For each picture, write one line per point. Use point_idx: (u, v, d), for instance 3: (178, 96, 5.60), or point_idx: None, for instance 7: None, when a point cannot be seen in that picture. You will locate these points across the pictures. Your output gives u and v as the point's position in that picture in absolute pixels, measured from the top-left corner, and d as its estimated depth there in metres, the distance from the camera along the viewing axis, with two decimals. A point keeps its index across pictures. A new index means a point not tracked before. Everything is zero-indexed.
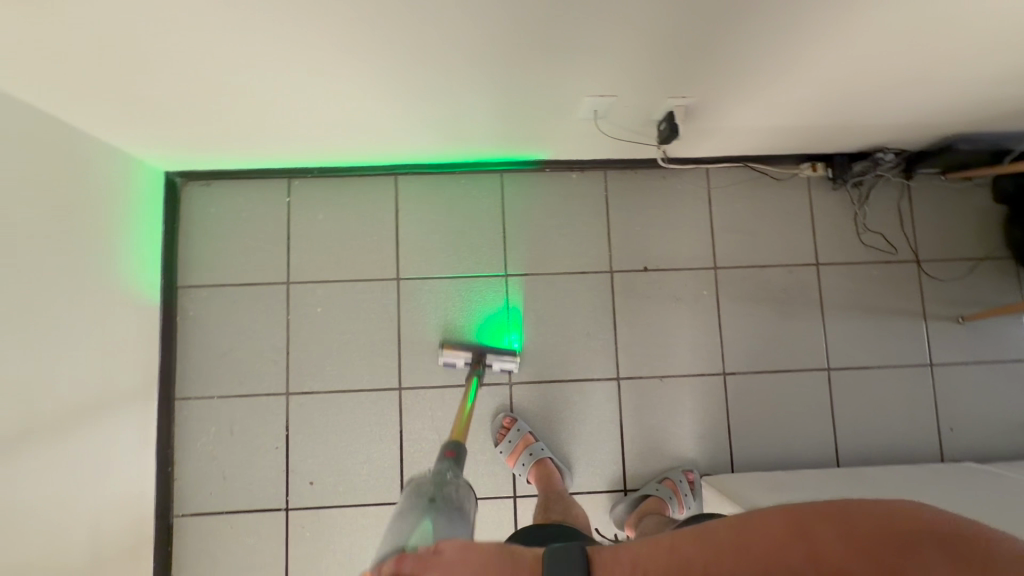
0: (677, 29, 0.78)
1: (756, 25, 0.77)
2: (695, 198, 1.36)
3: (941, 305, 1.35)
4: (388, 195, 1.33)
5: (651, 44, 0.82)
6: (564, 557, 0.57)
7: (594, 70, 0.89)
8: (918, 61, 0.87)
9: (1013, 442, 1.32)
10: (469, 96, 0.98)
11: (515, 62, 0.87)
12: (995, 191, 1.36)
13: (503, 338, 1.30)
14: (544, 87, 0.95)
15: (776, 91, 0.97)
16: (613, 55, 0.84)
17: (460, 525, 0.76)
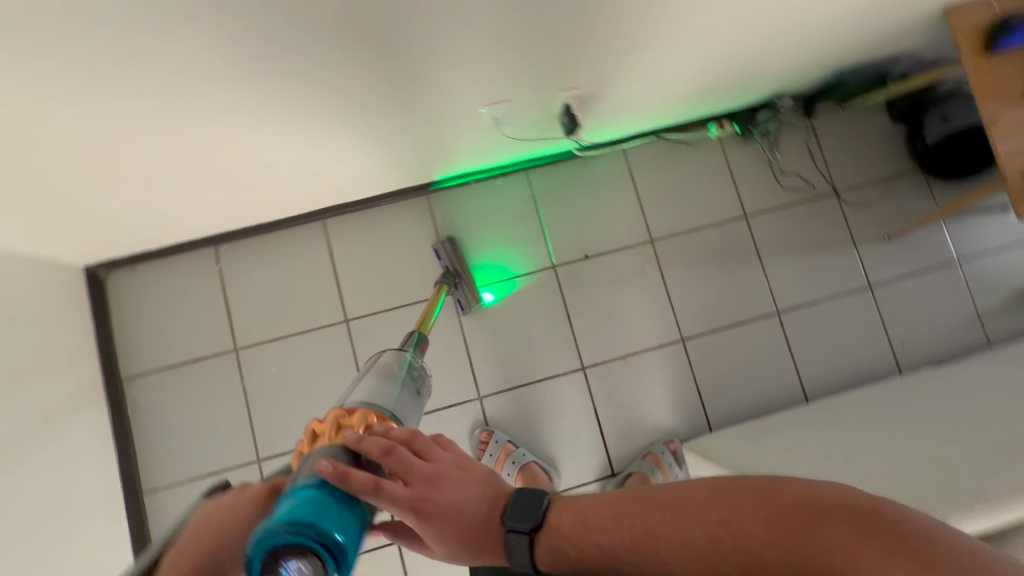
0: (550, 28, 0.80)
1: (622, 4, 0.79)
2: (619, 178, 1.39)
3: (868, 228, 1.41)
4: (319, 240, 1.32)
5: (530, 46, 0.84)
6: (525, 500, 0.50)
7: (483, 79, 0.90)
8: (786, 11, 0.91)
9: (960, 340, 1.39)
10: (372, 131, 0.98)
11: (407, 90, 0.88)
12: (891, 111, 1.44)
13: (485, 287, 1.33)
14: (442, 106, 0.96)
15: (663, 63, 1.00)
16: (497, 61, 0.85)
17: (413, 405, 0.70)
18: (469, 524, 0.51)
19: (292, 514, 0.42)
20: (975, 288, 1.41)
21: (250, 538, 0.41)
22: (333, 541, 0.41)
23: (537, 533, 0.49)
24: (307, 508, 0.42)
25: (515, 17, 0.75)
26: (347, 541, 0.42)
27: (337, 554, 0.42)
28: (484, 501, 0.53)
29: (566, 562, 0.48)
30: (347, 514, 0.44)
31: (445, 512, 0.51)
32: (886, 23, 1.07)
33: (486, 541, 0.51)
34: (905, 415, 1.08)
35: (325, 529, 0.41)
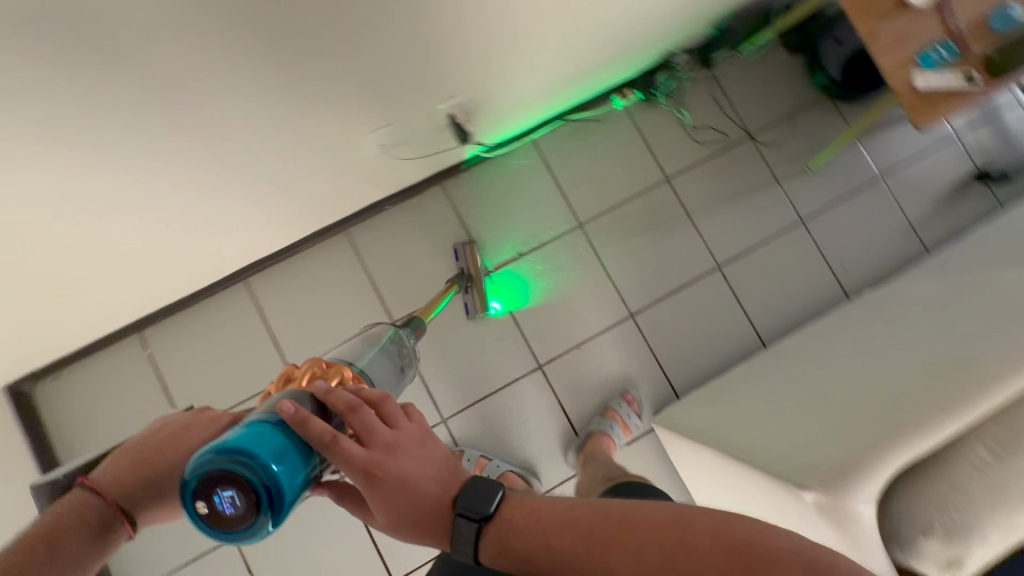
0: (396, 51, 0.77)
1: (461, 12, 0.76)
2: (534, 170, 1.37)
3: (788, 164, 1.42)
4: (245, 301, 1.28)
5: (383, 71, 0.81)
6: (483, 489, 0.51)
7: (349, 112, 0.87)
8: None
9: (898, 253, 1.40)
10: (256, 188, 0.95)
11: (272, 142, 0.84)
12: (787, 44, 1.43)
13: (496, 295, 1.33)
14: (318, 148, 0.93)
15: (534, 53, 0.97)
16: (357, 91, 0.82)
17: (394, 374, 0.73)
18: (418, 498, 0.51)
19: (237, 440, 0.44)
20: (902, 199, 1.42)
21: (194, 456, 0.44)
22: (268, 473, 0.43)
23: (492, 523, 0.51)
24: (253, 437, 0.45)
25: (356, 48, 0.71)
26: (285, 480, 0.44)
27: (270, 489, 0.44)
28: (439, 479, 0.53)
29: (515, 555, 0.50)
30: (293, 451, 0.46)
31: (397, 483, 0.50)
32: None
33: (432, 518, 0.52)
34: (851, 326, 1.08)
35: (263, 460, 0.44)
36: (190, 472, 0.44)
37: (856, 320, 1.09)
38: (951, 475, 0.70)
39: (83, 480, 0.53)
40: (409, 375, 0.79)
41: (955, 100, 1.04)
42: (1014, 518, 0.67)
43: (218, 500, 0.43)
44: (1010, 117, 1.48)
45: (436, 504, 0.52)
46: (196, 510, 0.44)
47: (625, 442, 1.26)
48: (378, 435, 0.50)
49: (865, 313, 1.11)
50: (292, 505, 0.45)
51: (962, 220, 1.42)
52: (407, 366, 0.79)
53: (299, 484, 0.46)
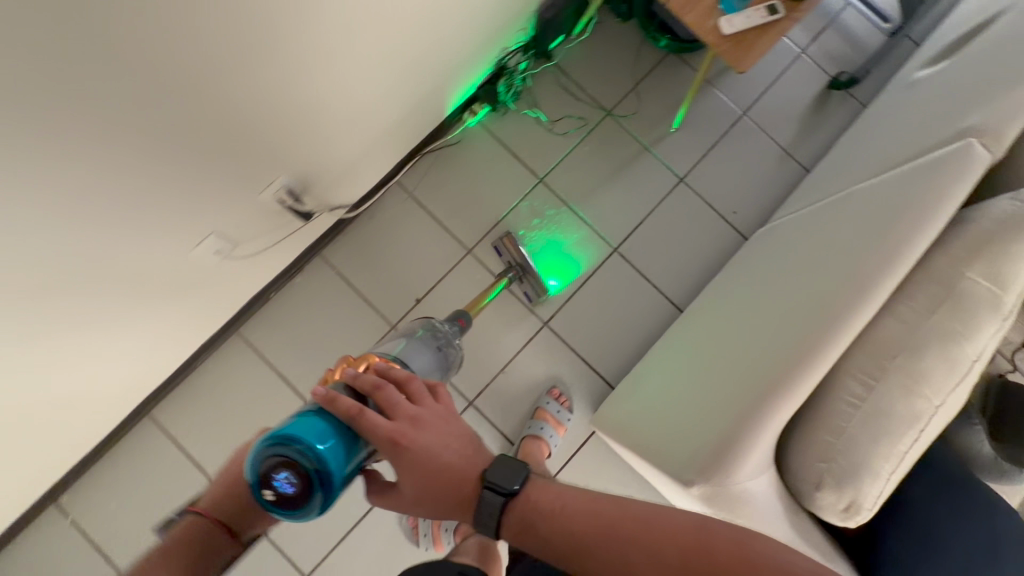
0: (165, 174, 0.73)
1: (212, 112, 0.72)
2: (407, 211, 1.34)
3: (652, 129, 1.41)
4: (156, 434, 1.23)
5: (165, 195, 0.76)
6: (508, 471, 0.58)
7: (158, 241, 0.82)
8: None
9: (781, 183, 1.41)
10: (98, 345, 0.89)
11: (84, 300, 0.79)
12: (616, 13, 1.42)
13: (550, 275, 1.34)
14: (147, 283, 0.88)
15: (334, 111, 0.94)
16: (154, 220, 0.78)
17: (433, 358, 0.86)
18: (442, 471, 0.57)
19: (286, 430, 0.57)
20: (768, 127, 1.44)
21: (253, 453, 0.58)
22: (314, 451, 0.56)
23: (518, 500, 0.58)
24: (299, 426, 0.57)
25: (113, 187, 0.66)
26: (330, 460, 0.56)
27: (319, 466, 0.56)
28: (459, 454, 0.58)
29: (538, 532, 0.57)
30: (334, 430, 0.57)
31: (419, 456, 0.56)
32: None
33: (457, 490, 0.57)
34: (736, 272, 1.07)
35: (311, 443, 0.56)
36: (252, 465, 0.57)
37: (738, 263, 1.09)
38: (831, 420, 0.70)
39: (191, 507, 0.68)
40: (450, 354, 0.92)
41: (764, 35, 1.03)
42: (896, 444, 0.67)
43: (279, 482, 0.56)
44: (847, 19, 1.50)
45: (457, 477, 0.57)
46: (264, 494, 0.57)
47: (560, 440, 1.25)
48: (402, 410, 0.57)
49: (745, 256, 1.11)
50: (339, 477, 0.57)
51: (831, 130, 1.44)
52: (445, 346, 0.92)
53: (342, 460, 0.57)
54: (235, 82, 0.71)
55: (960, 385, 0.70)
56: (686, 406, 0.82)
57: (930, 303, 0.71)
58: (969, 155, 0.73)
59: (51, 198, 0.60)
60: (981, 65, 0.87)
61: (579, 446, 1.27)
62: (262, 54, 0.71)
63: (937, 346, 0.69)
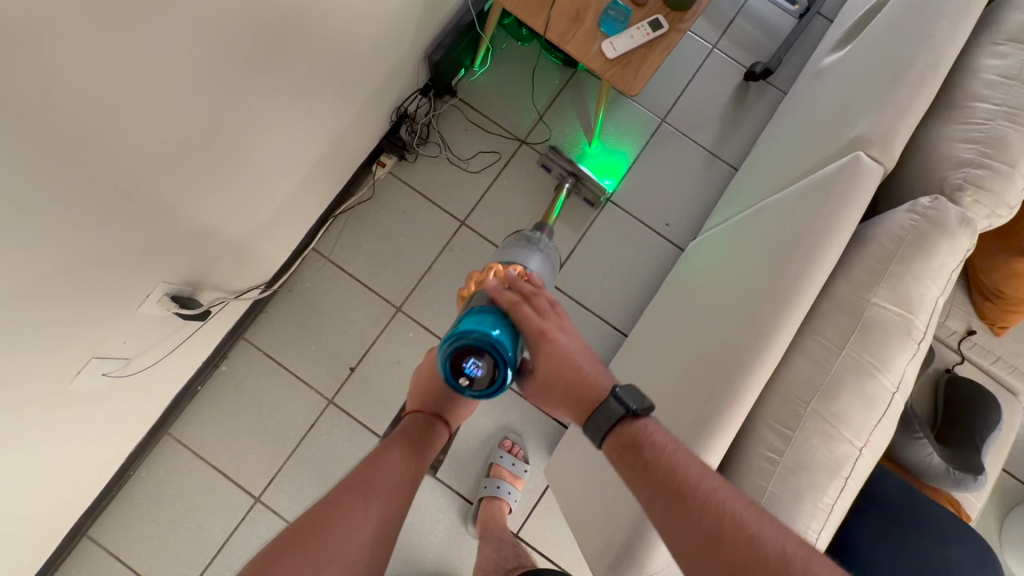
0: (15, 340, 0.67)
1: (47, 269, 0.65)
2: (329, 278, 1.29)
3: (571, 152, 1.36)
4: (97, 556, 1.17)
5: (23, 355, 0.70)
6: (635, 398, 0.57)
7: (30, 396, 0.76)
8: (253, 88, 0.81)
9: (710, 187, 1.36)
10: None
11: None
12: (516, 37, 1.37)
13: (604, 175, 1.36)
14: (33, 435, 0.81)
15: (207, 209, 0.88)
16: (7, 381, 0.70)
17: (542, 262, 0.81)
18: (577, 372, 0.59)
19: (458, 326, 0.56)
20: (689, 131, 1.39)
21: (437, 352, 0.57)
22: (491, 337, 0.54)
23: (638, 421, 0.56)
24: (469, 320, 0.56)
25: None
26: (503, 344, 0.55)
27: (498, 349, 0.55)
28: (589, 367, 0.59)
29: (639, 455, 0.54)
30: (498, 319, 0.56)
31: (556, 353, 0.58)
32: (381, 10, 0.99)
33: (582, 391, 0.58)
34: (656, 301, 1.02)
35: (486, 329, 0.55)
36: (440, 362, 0.57)
37: (662, 290, 1.05)
38: (751, 480, 0.65)
39: (412, 410, 0.75)
40: (550, 252, 0.86)
41: (650, 52, 0.99)
42: (820, 500, 0.62)
43: (469, 369, 0.56)
44: (756, 6, 1.45)
45: (582, 383, 0.59)
46: (458, 383, 0.57)
47: (520, 493, 1.20)
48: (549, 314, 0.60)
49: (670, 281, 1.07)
50: (512, 362, 0.56)
51: (754, 123, 1.39)
52: (544, 248, 0.87)
53: (515, 343, 0.56)
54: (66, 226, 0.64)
55: (882, 420, 0.65)
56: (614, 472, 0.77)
57: (840, 336, 0.66)
58: (860, 170, 0.70)
59: None
60: (871, 63, 0.83)
61: (539, 495, 1.22)
62: (90, 190, 0.65)
63: (852, 382, 0.65)
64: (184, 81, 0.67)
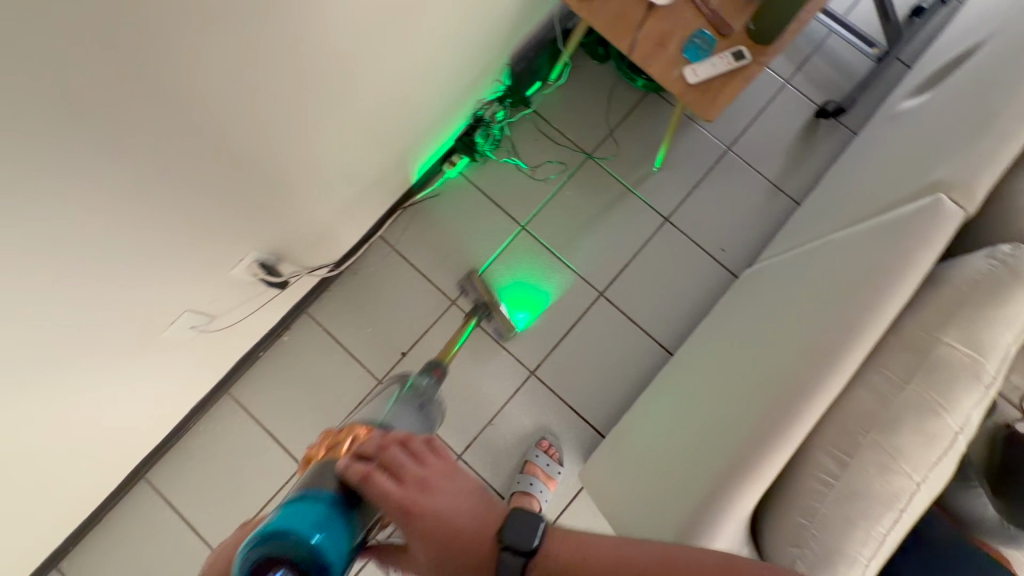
0: (131, 274, 0.74)
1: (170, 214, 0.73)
2: (392, 265, 1.36)
3: (634, 170, 1.40)
4: (152, 497, 1.25)
5: (132, 293, 0.77)
6: (525, 526, 0.54)
7: (133, 329, 0.84)
8: (359, 76, 0.88)
9: (770, 217, 1.38)
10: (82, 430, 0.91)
11: (66, 394, 0.81)
12: (593, 57, 1.43)
13: (517, 309, 1.33)
14: (124, 368, 0.89)
15: (303, 184, 0.96)
16: (119, 311, 0.78)
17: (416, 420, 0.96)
18: (456, 532, 0.56)
19: (273, 524, 0.54)
20: (754, 161, 1.41)
21: (242, 552, 0.53)
22: (308, 543, 0.53)
23: (538, 558, 0.54)
24: (287, 519, 0.55)
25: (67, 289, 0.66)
26: (325, 542, 0.54)
27: (317, 555, 0.53)
28: (467, 522, 0.57)
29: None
30: (325, 518, 0.57)
31: (425, 519, 0.57)
32: (476, 18, 1.06)
33: (474, 548, 0.56)
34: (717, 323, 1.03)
35: (306, 532, 0.54)
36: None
37: (721, 314, 1.07)
38: (804, 499, 0.66)
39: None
40: (431, 412, 1.02)
41: (730, 80, 1.03)
42: (874, 527, 0.63)
43: None
44: (833, 47, 1.47)
45: (467, 543, 0.56)
46: None
47: (551, 495, 1.22)
48: (409, 473, 0.60)
49: (728, 305, 1.09)
50: (337, 565, 0.55)
51: (821, 160, 1.40)
52: (428, 403, 1.02)
53: (338, 549, 0.55)
54: (187, 180, 0.72)
55: (943, 459, 0.66)
56: (661, 482, 0.79)
57: (905, 371, 0.68)
58: (939, 212, 0.71)
59: (11, 316, 0.62)
60: (956, 111, 0.84)
61: (570, 498, 1.25)
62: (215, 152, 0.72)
63: (915, 417, 0.66)
64: (306, 61, 0.75)
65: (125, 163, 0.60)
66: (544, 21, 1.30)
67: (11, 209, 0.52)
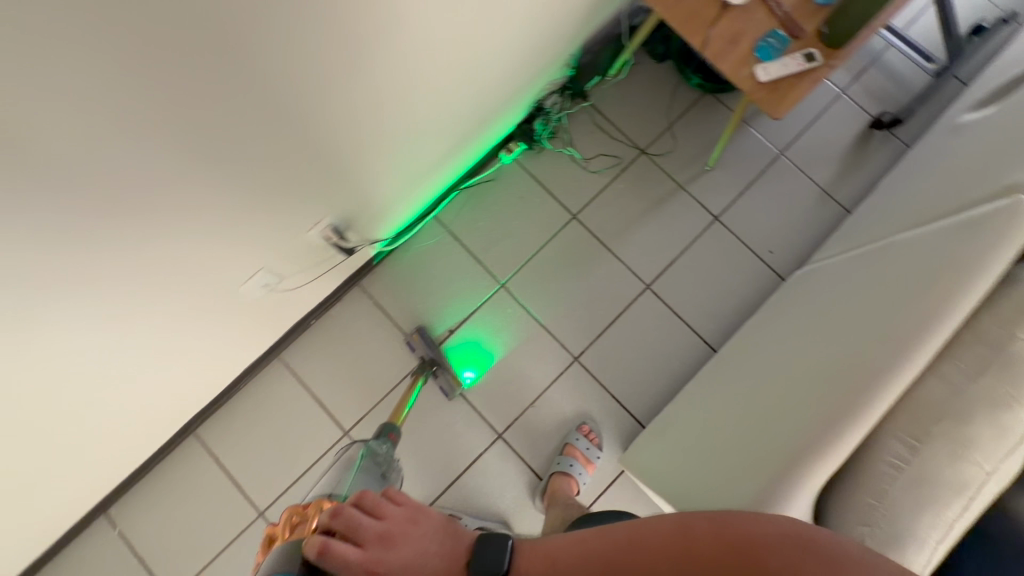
0: (232, 218, 0.79)
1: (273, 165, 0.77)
2: (444, 245, 1.39)
3: (687, 168, 1.42)
4: (201, 452, 1.29)
5: (232, 235, 0.82)
6: (495, 547, 0.60)
7: (227, 270, 0.88)
8: (450, 53, 0.92)
9: (820, 222, 1.39)
10: (161, 366, 0.96)
11: (151, 330, 0.85)
12: (652, 56, 1.47)
13: (462, 367, 1.32)
14: (202, 315, 0.93)
15: (382, 154, 1.01)
16: (216, 254, 0.83)
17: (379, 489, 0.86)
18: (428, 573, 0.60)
19: None
20: (806, 167, 1.42)
21: None
22: None
23: None
24: None
25: (177, 225, 0.70)
26: None
27: None
28: (442, 560, 0.61)
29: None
30: None
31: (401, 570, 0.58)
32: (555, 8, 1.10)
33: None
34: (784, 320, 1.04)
35: None
36: None
37: (782, 313, 1.08)
38: (873, 481, 0.69)
39: None
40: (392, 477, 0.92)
41: (801, 81, 1.04)
42: (943, 513, 0.65)
43: None
44: (890, 60, 1.48)
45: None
46: None
47: (589, 478, 1.25)
48: (371, 529, 0.60)
49: (786, 305, 1.11)
50: None
51: (874, 170, 1.42)
52: (388, 469, 0.94)
53: None
54: (295, 135, 0.76)
55: (1014, 453, 0.67)
56: (723, 461, 0.82)
57: (978, 364, 0.69)
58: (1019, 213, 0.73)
59: (137, 234, 0.67)
60: None
61: (608, 484, 1.27)
62: (320, 109, 0.76)
63: (986, 408, 0.67)
64: (412, 31, 0.79)
65: (244, 100, 0.64)
66: (612, 17, 1.34)
67: (151, 120, 0.56)
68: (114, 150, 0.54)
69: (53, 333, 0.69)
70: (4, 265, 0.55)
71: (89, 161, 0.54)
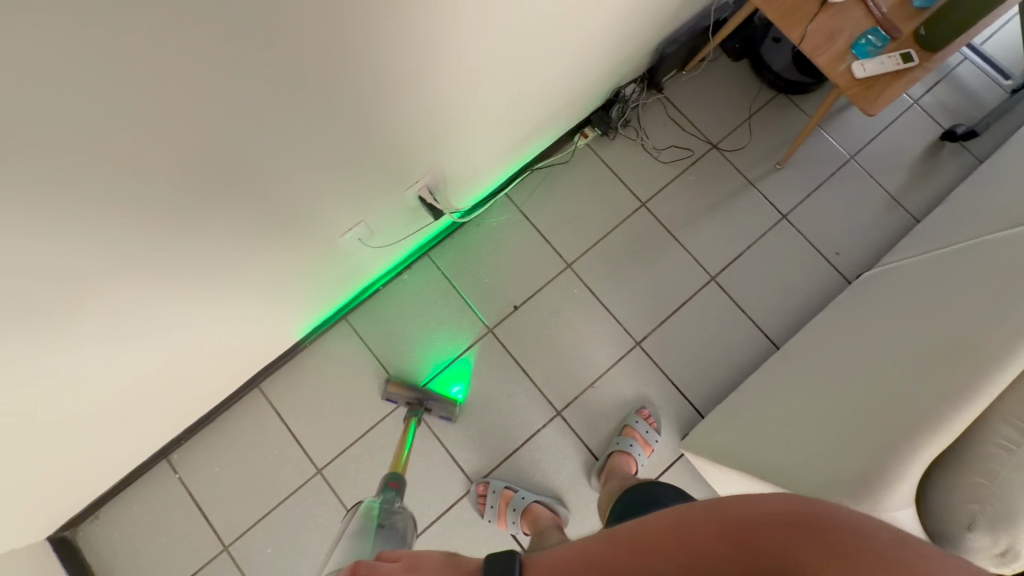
0: (358, 160, 0.81)
1: (407, 112, 0.79)
2: (514, 223, 1.41)
3: (758, 166, 1.44)
4: (264, 405, 1.31)
5: (349, 180, 0.85)
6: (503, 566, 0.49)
7: (336, 213, 0.91)
8: (573, 29, 0.94)
9: (888, 228, 1.40)
10: (255, 307, 0.97)
11: (262, 266, 0.87)
12: (729, 54, 1.49)
13: (448, 388, 1.31)
14: (301, 257, 0.95)
15: (489, 122, 1.03)
16: (332, 195, 0.85)
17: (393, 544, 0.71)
18: None
19: None
20: (876, 173, 1.44)
21: None
22: None
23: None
24: None
25: (316, 156, 0.73)
26: None
27: None
28: None
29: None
30: None
31: None
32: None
33: None
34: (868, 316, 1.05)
35: None
36: None
37: (862, 311, 1.10)
38: (983, 464, 0.70)
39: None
40: (403, 535, 0.75)
41: (896, 80, 1.06)
42: None
43: None
44: (966, 75, 1.50)
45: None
46: None
47: (646, 460, 1.26)
48: None
49: (867, 304, 1.12)
50: None
51: (944, 181, 1.43)
52: (397, 524, 0.77)
53: None
54: (434, 87, 0.78)
55: None
56: (819, 440, 0.84)
57: None
58: None
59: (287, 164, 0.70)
60: None
61: (664, 468, 1.28)
62: (462, 66, 0.78)
63: None
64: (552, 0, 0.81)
65: (412, 50, 0.67)
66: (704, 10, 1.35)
67: (345, 52, 0.58)
68: (301, 68, 0.56)
69: (192, 255, 0.71)
70: (189, 171, 0.58)
71: (282, 85, 0.57)
